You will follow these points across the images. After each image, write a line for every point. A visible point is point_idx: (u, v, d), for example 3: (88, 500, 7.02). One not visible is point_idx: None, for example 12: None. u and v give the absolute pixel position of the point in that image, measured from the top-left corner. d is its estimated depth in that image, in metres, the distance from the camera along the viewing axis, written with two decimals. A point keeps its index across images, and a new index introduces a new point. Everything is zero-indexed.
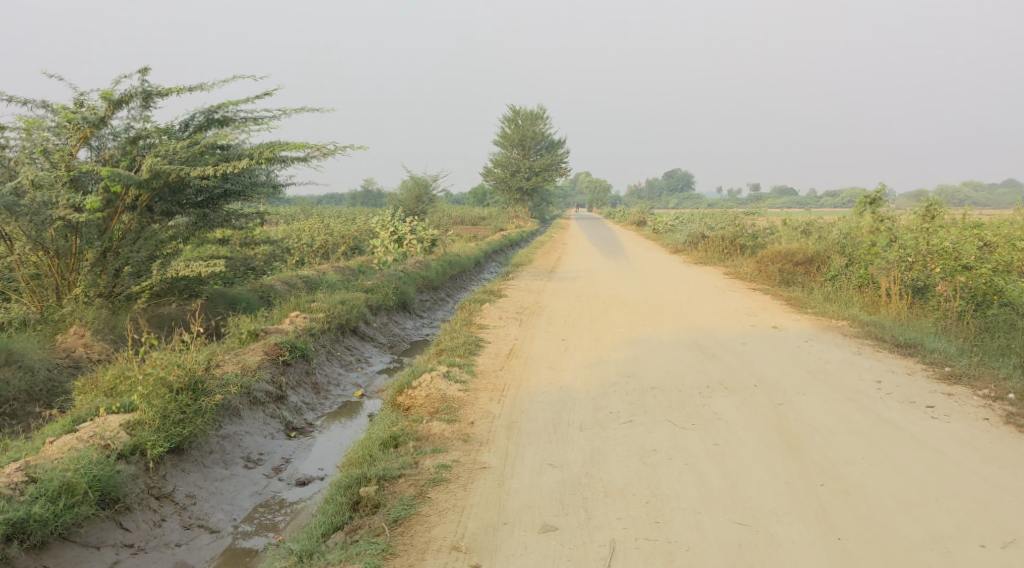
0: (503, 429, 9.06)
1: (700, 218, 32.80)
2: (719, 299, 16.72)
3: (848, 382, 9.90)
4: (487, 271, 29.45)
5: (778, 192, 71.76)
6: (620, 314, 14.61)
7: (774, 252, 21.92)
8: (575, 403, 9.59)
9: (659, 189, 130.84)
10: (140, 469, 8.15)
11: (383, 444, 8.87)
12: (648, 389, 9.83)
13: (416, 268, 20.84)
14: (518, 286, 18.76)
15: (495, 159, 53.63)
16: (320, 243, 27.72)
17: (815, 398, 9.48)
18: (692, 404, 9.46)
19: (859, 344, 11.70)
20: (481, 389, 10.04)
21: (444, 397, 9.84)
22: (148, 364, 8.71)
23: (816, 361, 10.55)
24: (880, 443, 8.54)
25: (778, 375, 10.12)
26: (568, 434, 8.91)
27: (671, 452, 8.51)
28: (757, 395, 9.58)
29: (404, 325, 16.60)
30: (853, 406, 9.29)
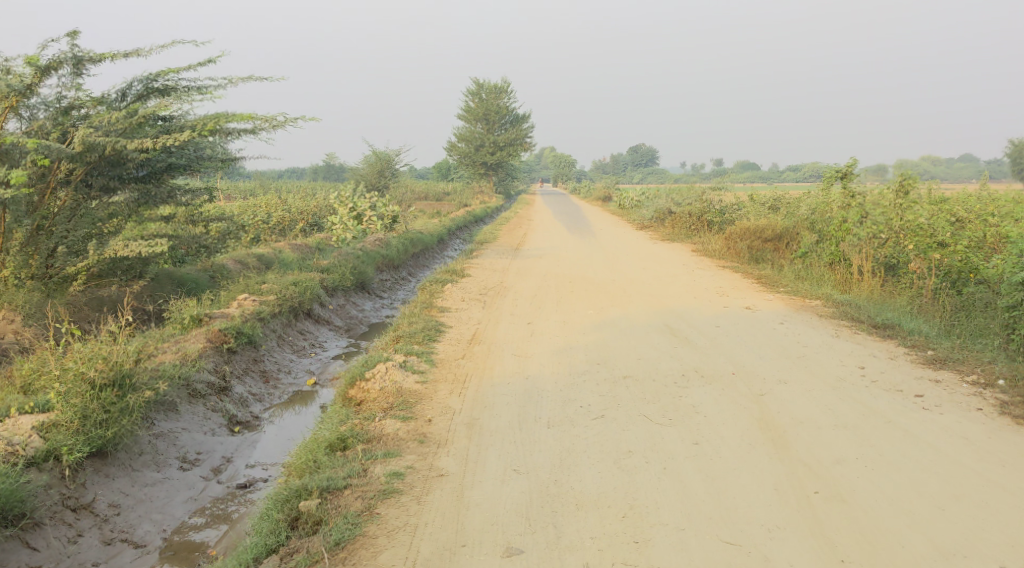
0: (463, 429, 8.44)
1: (667, 193, 32.32)
2: (688, 277, 16.24)
3: (830, 366, 9.42)
4: (450, 249, 28.79)
5: (742, 168, 71.76)
6: (588, 293, 14.05)
7: (743, 229, 21.49)
8: (542, 395, 9.00)
9: (624, 164, 130.49)
10: (55, 478, 7.44)
11: (330, 448, 8.28)
12: (619, 379, 9.27)
13: (376, 246, 20.12)
14: (481, 265, 18.12)
15: (459, 134, 52.78)
16: (276, 220, 26.89)
17: (797, 386, 8.99)
18: (667, 395, 8.91)
19: (836, 325, 11.23)
20: (440, 381, 9.41)
21: (399, 390, 9.20)
22: (69, 359, 7.85)
23: (794, 343, 10.05)
24: (872, 440, 8.05)
25: (756, 360, 9.62)
26: (535, 433, 8.32)
27: (647, 454, 7.96)
28: (735, 384, 9.07)
29: (362, 306, 15.93)
30: (838, 395, 8.80)
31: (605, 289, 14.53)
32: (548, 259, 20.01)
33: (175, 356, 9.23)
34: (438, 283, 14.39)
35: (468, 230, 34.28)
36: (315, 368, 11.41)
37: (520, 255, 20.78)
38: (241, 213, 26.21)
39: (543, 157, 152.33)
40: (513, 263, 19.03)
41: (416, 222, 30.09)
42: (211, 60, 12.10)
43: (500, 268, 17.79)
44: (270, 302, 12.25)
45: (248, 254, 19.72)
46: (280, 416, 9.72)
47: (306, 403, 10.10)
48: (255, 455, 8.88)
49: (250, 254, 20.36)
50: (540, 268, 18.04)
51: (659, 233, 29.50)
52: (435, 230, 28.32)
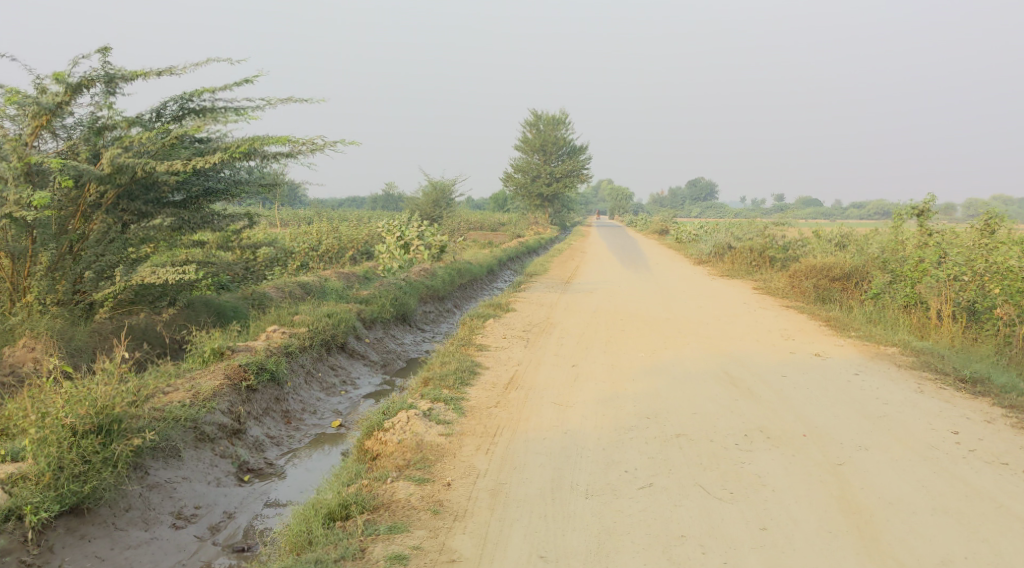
0: (486, 497, 7.53)
1: (727, 227, 31.12)
2: (749, 317, 15.15)
3: (916, 430, 8.29)
4: (501, 281, 27.98)
5: (803, 204, 70.07)
6: (640, 333, 13.07)
7: (808, 266, 20.25)
8: (583, 455, 8.06)
9: (683, 198, 128.86)
10: (15, 541, 6.84)
11: (330, 517, 7.41)
12: (672, 438, 8.28)
13: (420, 277, 19.42)
14: (529, 299, 17.25)
15: (515, 164, 52.25)
16: (325, 247, 26.42)
17: (880, 454, 7.90)
18: (727, 461, 7.88)
19: (919, 378, 10.06)
20: (466, 434, 8.53)
21: (419, 445, 8.33)
22: (47, 402, 7.27)
23: (873, 399, 8.95)
24: (979, 533, 6.93)
25: (829, 419, 8.54)
26: (573, 505, 7.38)
27: (704, 540, 6.95)
28: (806, 448, 8.00)
29: (401, 340, 15.19)
30: (931, 469, 7.68)
31: (657, 329, 13.53)
32: (600, 294, 19.07)
33: (186, 394, 8.59)
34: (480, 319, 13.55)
35: (520, 261, 33.48)
36: (342, 408, 10.67)
37: (571, 289, 19.86)
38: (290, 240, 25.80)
39: (601, 189, 151.40)
40: (562, 298, 18.13)
41: (467, 253, 29.38)
42: (248, 79, 11.50)
43: (548, 303, 16.89)
44: (300, 334, 11.56)
45: (290, 282, 19.17)
46: (297, 463, 8.96)
47: (326, 448, 9.35)
48: (260, 510, 8.11)
49: (292, 282, 19.81)
50: (591, 304, 17.10)
51: (718, 269, 28.30)
52: (486, 261, 27.56)
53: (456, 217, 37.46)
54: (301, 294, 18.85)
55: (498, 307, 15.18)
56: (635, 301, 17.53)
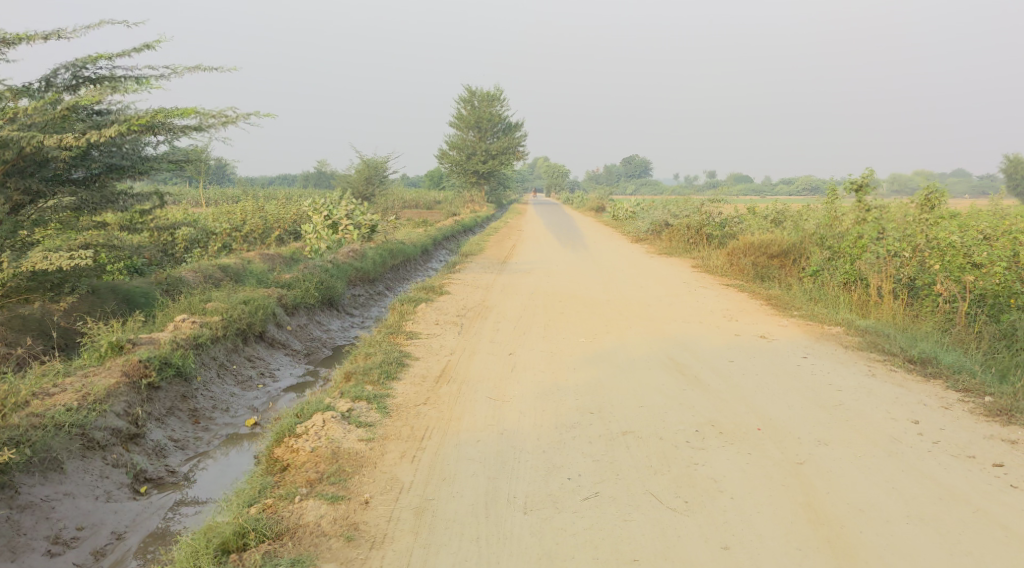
0: (410, 516, 6.84)
1: (664, 204, 30.77)
2: (690, 297, 14.69)
3: (876, 422, 7.87)
4: (435, 261, 27.18)
5: (735, 180, 70.72)
6: (580, 315, 12.47)
7: (746, 243, 19.94)
8: (523, 461, 7.44)
9: (618, 174, 129.15)
10: None
11: (227, 544, 6.65)
12: (618, 437, 7.72)
13: (349, 258, 18.51)
14: (463, 280, 16.53)
15: (450, 142, 51.27)
16: (249, 228, 25.25)
17: (841, 452, 7.45)
18: (679, 463, 7.36)
19: (869, 361, 9.67)
20: (389, 438, 7.83)
21: (335, 453, 7.59)
22: None
23: (826, 386, 8.51)
24: (954, 540, 6.52)
25: (784, 410, 8.07)
26: (512, 523, 6.76)
27: (658, 561, 6.40)
28: (762, 447, 7.52)
29: (328, 326, 14.33)
30: (897, 467, 7.27)
31: (597, 311, 12.95)
32: (537, 274, 18.45)
33: (74, 395, 7.74)
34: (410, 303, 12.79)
35: (455, 240, 32.68)
36: (259, 405, 9.84)
37: (506, 269, 19.20)
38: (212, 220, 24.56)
39: (536, 167, 150.97)
40: (497, 278, 17.45)
41: (400, 232, 28.46)
42: (149, 44, 10.52)
43: (483, 284, 16.20)
44: (212, 324, 10.66)
45: (209, 264, 18.08)
46: (204, 471, 8.13)
47: (238, 451, 8.53)
48: (155, 527, 7.29)
49: (212, 265, 18.72)
50: (527, 285, 16.47)
51: (656, 247, 27.95)
52: (419, 241, 26.71)
53: (389, 195, 36.43)
54: (221, 277, 17.80)
55: (429, 290, 14.42)
56: (573, 281, 16.94)
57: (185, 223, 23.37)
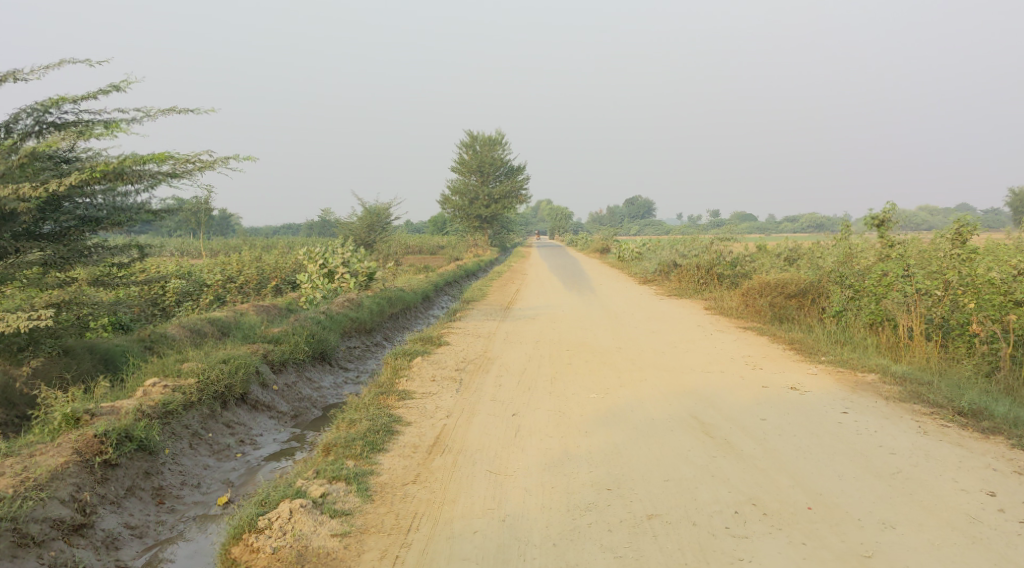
0: None
1: (671, 243, 29.87)
2: (707, 343, 13.72)
3: (949, 498, 6.92)
4: (436, 308, 26.21)
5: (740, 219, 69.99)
6: (590, 367, 11.49)
7: (762, 283, 18.97)
8: (535, 557, 6.49)
9: (621, 215, 128.68)
10: None
11: None
12: (642, 522, 6.77)
13: (344, 309, 17.57)
14: (464, 329, 15.58)
15: (452, 186, 50.60)
16: (244, 278, 24.35)
17: (911, 538, 6.52)
18: (719, 558, 6.41)
19: (916, 413, 8.66)
20: (368, 532, 6.88)
21: (301, 556, 6.67)
22: None
23: (878, 450, 7.57)
24: None
25: (836, 486, 7.12)
26: None
27: None
28: (816, 534, 6.58)
29: (319, 383, 13.34)
30: (983, 557, 6.35)
31: (606, 362, 11.98)
32: (543, 320, 17.48)
33: (11, 482, 7.07)
34: (406, 358, 11.85)
35: (457, 286, 31.74)
36: (235, 478, 8.84)
37: (510, 316, 18.24)
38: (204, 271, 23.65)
39: (539, 209, 150.70)
40: (500, 326, 16.49)
41: (400, 280, 27.55)
42: (117, 85, 9.85)
43: (485, 333, 15.25)
44: (184, 389, 9.71)
45: (197, 317, 17.14)
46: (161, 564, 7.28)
47: (204, 536, 7.62)
48: None
49: (200, 318, 17.77)
50: (533, 332, 15.51)
51: (665, 289, 26.98)
52: (420, 288, 25.77)
53: (390, 242, 35.59)
54: (210, 331, 16.85)
55: (427, 341, 13.46)
56: (581, 328, 15.97)
57: (176, 276, 22.46)
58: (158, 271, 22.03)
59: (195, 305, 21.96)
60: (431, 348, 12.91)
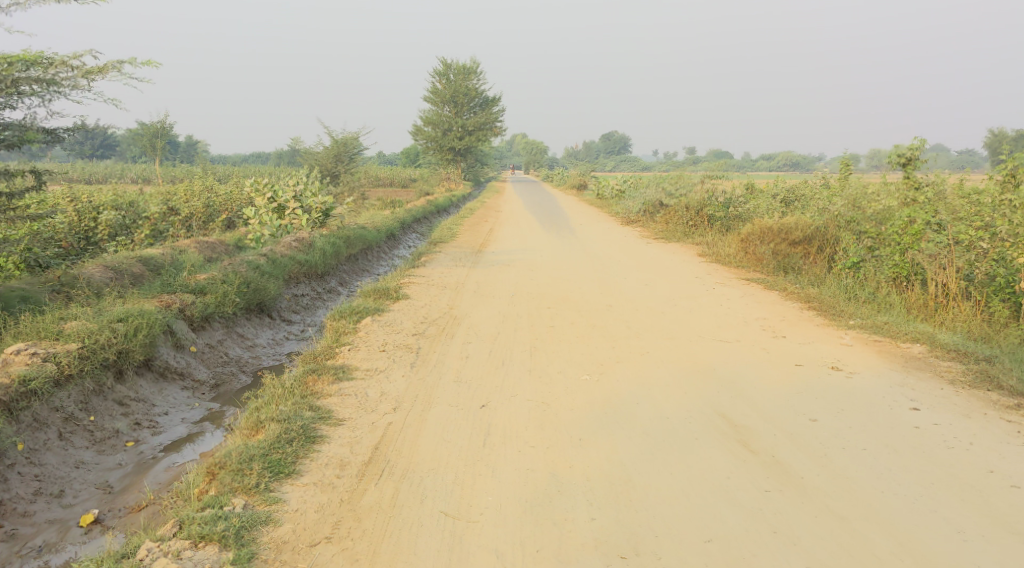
0: None
1: (658, 181, 27.66)
2: (711, 300, 11.79)
3: None
4: (402, 248, 24.03)
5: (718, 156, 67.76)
6: (571, 325, 9.88)
7: (763, 229, 16.98)
8: None
9: (597, 151, 125.91)
10: None
11: None
12: None
13: (291, 250, 15.36)
14: (428, 277, 13.54)
15: (425, 117, 47.83)
16: (189, 211, 22.02)
17: None
18: None
19: (981, 418, 6.99)
20: None
21: None
22: None
23: (985, 487, 6.26)
24: None
25: (954, 549, 5.81)
26: None
27: None
28: None
29: (253, 341, 11.23)
30: None
31: (587, 316, 10.38)
32: (518, 267, 15.43)
33: None
34: (354, 317, 9.82)
35: (427, 223, 29.45)
36: (115, 482, 6.82)
37: (482, 261, 16.17)
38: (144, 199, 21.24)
39: (515, 143, 147.24)
40: (469, 273, 14.46)
41: (364, 216, 25.24)
42: None
43: (452, 281, 13.20)
44: (60, 359, 7.54)
45: (122, 256, 14.93)
46: None
47: None
48: None
49: (127, 257, 15.54)
50: (507, 281, 13.54)
51: (652, 230, 24.90)
52: (384, 226, 23.53)
53: (356, 173, 33.06)
54: (138, 274, 14.63)
55: (381, 294, 11.42)
56: (562, 277, 13.99)
57: (110, 205, 20.07)
58: (89, 200, 19.61)
59: (131, 240, 19.62)
60: (387, 304, 10.89)
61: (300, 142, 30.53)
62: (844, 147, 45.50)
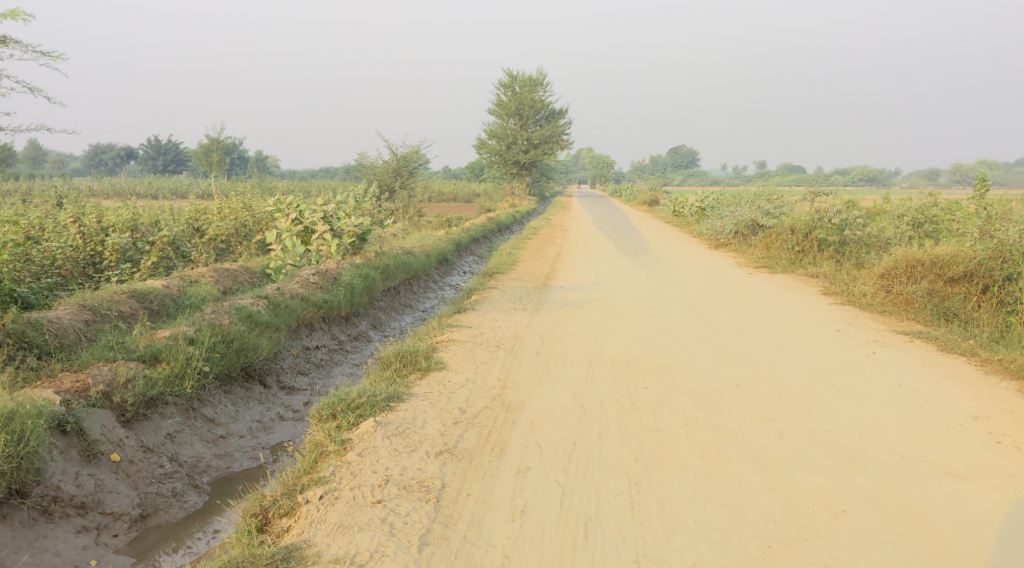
0: None
1: (752, 197, 23.73)
2: (879, 375, 8.20)
3: None
4: (455, 275, 20.73)
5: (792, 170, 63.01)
6: (679, 409, 7.08)
7: (909, 262, 13.07)
8: None
9: (666, 165, 121.67)
10: None
11: None
12: None
13: (309, 287, 12.13)
14: (475, 330, 10.15)
15: (489, 130, 44.78)
16: (219, 233, 18.97)
17: None
18: None
19: None
20: None
21: None
22: None
23: None
24: None
25: None
26: None
27: None
28: None
29: (226, 426, 8.01)
30: None
31: (696, 388, 7.58)
32: (594, 312, 11.97)
33: None
34: (353, 417, 6.91)
35: (486, 245, 26.10)
36: None
37: (547, 301, 12.74)
38: (164, 215, 18.26)
39: (581, 157, 143.56)
40: (533, 321, 11.07)
41: (414, 237, 21.98)
42: None
43: (507, 337, 9.80)
44: None
45: (105, 291, 11.92)
46: None
47: None
48: None
49: (115, 287, 12.51)
50: (582, 333, 10.21)
51: (748, 257, 21.07)
52: (436, 250, 20.25)
53: (416, 189, 29.94)
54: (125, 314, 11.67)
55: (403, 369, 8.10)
56: (655, 328, 10.50)
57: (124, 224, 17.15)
58: (97, 218, 16.72)
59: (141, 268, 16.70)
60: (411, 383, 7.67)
61: (359, 153, 27.68)
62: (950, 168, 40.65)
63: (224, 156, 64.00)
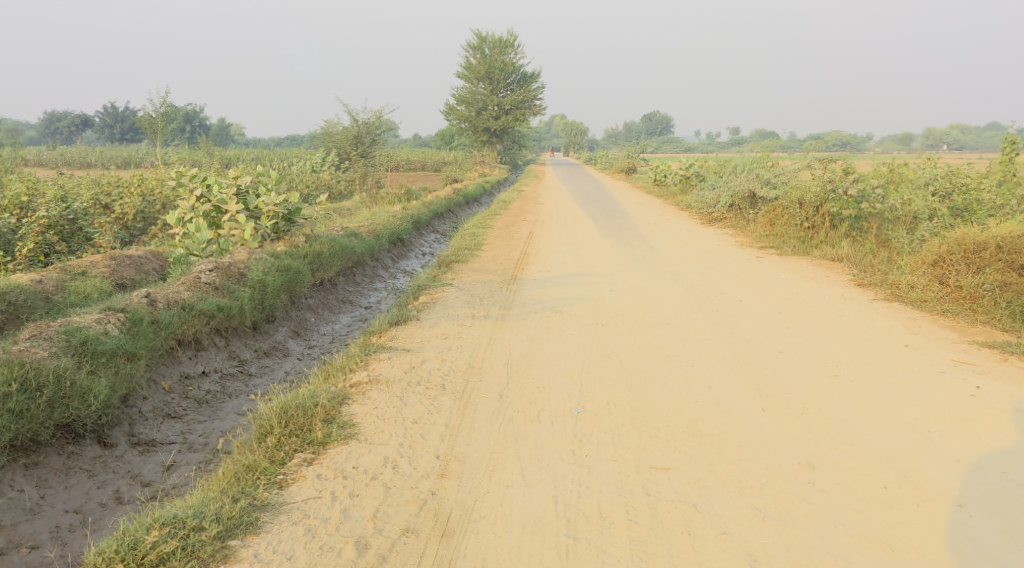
0: None
1: (748, 164, 20.78)
2: (997, 419, 6.05)
3: None
4: (412, 258, 17.77)
5: (766, 134, 60.21)
6: (733, 530, 5.12)
7: (972, 248, 10.23)
8: None
9: (639, 132, 118.67)
10: None
11: None
12: None
13: (199, 289, 9.13)
14: (412, 358, 7.29)
15: (457, 95, 41.48)
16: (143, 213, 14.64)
17: None
18: None
19: None
20: None
21: None
22: None
23: None
24: None
25: None
26: None
27: None
28: None
29: (10, 528, 5.68)
30: None
31: (744, 466, 5.54)
32: (576, 316, 9.21)
33: None
34: None
35: (451, 221, 23.06)
36: None
37: (514, 302, 9.86)
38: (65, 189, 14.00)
39: (554, 124, 139.95)
40: (496, 336, 8.23)
41: (364, 215, 18.89)
42: None
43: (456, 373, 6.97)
44: None
45: None
46: None
47: None
48: None
49: None
50: (556, 351, 7.70)
51: (749, 234, 18.22)
52: (388, 230, 17.22)
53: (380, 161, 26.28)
54: None
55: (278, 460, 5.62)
56: (658, 344, 7.84)
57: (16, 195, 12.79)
58: None
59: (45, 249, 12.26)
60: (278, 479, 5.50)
61: (329, 124, 23.76)
62: (931, 131, 38.27)
63: (178, 124, 60.07)
